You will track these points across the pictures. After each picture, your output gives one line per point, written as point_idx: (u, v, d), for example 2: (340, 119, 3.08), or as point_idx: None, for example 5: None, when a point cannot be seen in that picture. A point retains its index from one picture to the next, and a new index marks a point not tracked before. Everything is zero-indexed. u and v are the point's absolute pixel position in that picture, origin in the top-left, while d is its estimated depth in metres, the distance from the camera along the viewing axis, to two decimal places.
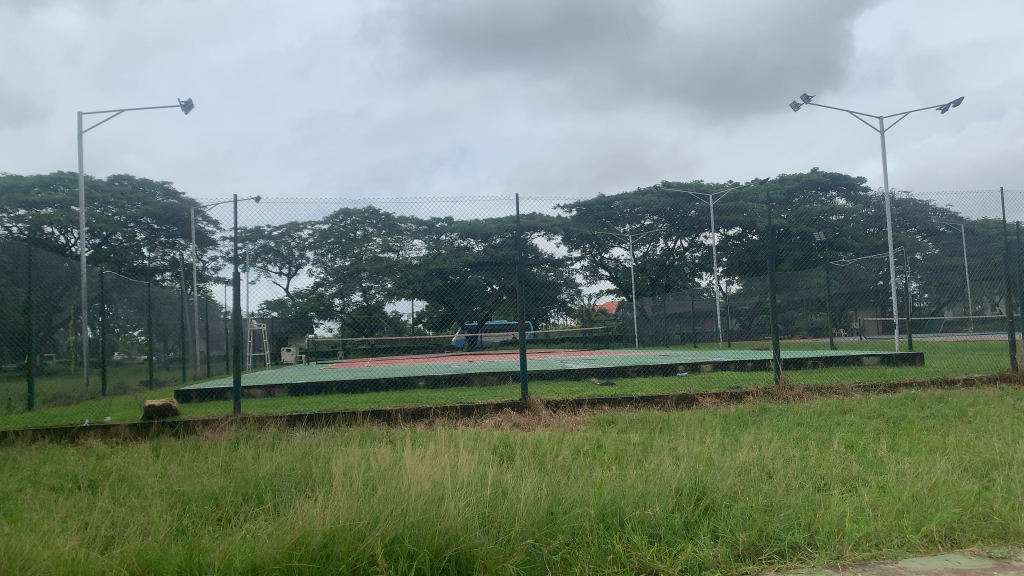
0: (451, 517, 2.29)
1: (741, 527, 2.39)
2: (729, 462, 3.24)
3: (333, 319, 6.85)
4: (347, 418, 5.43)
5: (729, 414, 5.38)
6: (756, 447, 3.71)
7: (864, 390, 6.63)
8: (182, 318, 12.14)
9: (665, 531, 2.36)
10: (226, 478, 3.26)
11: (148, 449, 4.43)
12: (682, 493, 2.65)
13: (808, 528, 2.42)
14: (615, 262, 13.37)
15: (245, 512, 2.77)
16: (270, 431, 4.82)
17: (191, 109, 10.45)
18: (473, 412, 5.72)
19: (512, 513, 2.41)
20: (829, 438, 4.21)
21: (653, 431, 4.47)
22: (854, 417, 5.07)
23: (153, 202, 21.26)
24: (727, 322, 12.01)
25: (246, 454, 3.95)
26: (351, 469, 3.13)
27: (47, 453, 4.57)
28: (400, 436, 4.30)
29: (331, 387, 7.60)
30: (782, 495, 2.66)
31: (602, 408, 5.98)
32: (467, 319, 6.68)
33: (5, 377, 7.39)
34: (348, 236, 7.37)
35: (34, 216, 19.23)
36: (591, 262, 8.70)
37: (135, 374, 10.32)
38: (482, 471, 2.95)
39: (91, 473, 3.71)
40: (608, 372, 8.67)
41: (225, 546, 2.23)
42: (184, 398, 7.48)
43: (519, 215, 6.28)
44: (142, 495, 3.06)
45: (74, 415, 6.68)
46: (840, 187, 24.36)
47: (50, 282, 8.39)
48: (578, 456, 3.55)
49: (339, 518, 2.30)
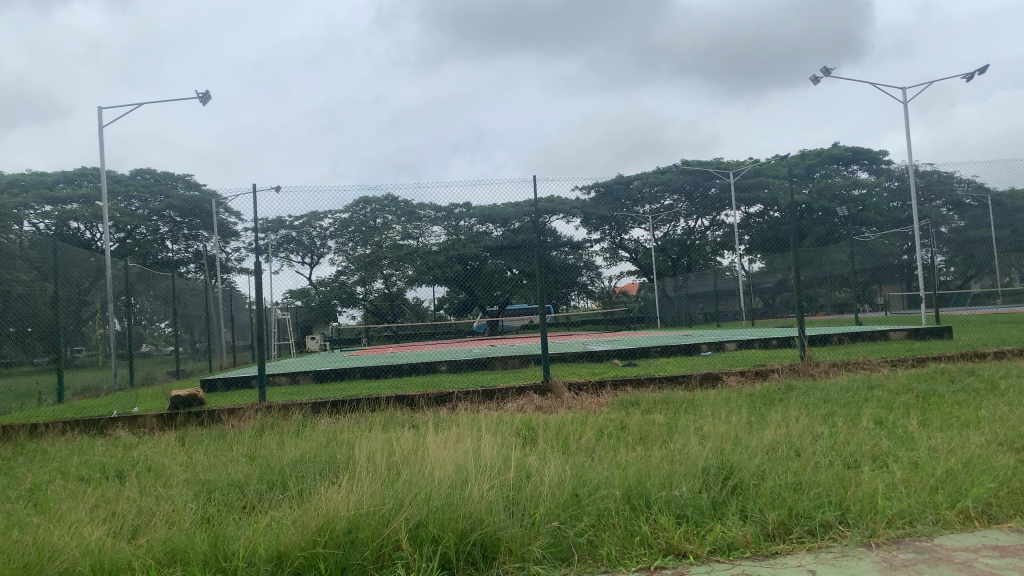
0: (474, 501, 2.27)
1: (771, 505, 2.34)
2: (756, 440, 3.19)
3: (356, 307, 6.73)
4: (371, 403, 5.44)
5: (754, 392, 5.32)
6: (784, 425, 3.65)
7: (891, 364, 6.55)
8: (206, 309, 12.23)
9: (693, 512, 2.32)
10: (251, 466, 3.27)
11: (175, 439, 4.45)
12: (710, 473, 2.61)
13: (839, 506, 2.37)
14: (635, 242, 13.27)
15: (268, 500, 2.77)
16: (295, 419, 4.84)
17: (208, 100, 10.47)
18: (496, 396, 5.71)
19: (536, 496, 2.38)
20: (858, 414, 4.15)
21: (678, 411, 4.43)
22: (881, 393, 5.00)
23: (176, 195, 21.40)
24: (751, 300, 11.89)
25: (270, 441, 3.97)
26: (374, 454, 3.12)
27: (77, 444, 4.62)
28: (424, 421, 4.29)
29: (354, 373, 7.62)
30: (812, 473, 2.61)
31: (625, 388, 5.95)
32: (488, 304, 6.79)
33: (35, 370, 7.46)
34: (368, 223, 6.97)
35: (60, 212, 19.43)
36: (611, 244, 8.64)
37: (162, 365, 10.42)
38: (506, 454, 2.93)
39: (118, 464, 3.74)
40: (631, 353, 8.63)
41: (250, 534, 2.22)
42: (209, 388, 7.53)
43: (536, 199, 6.14)
44: (168, 484, 3.07)
45: (102, 407, 6.74)
46: (863, 161, 24.00)
47: (77, 276, 8.46)
48: (603, 437, 3.52)
49: (362, 505, 2.28)
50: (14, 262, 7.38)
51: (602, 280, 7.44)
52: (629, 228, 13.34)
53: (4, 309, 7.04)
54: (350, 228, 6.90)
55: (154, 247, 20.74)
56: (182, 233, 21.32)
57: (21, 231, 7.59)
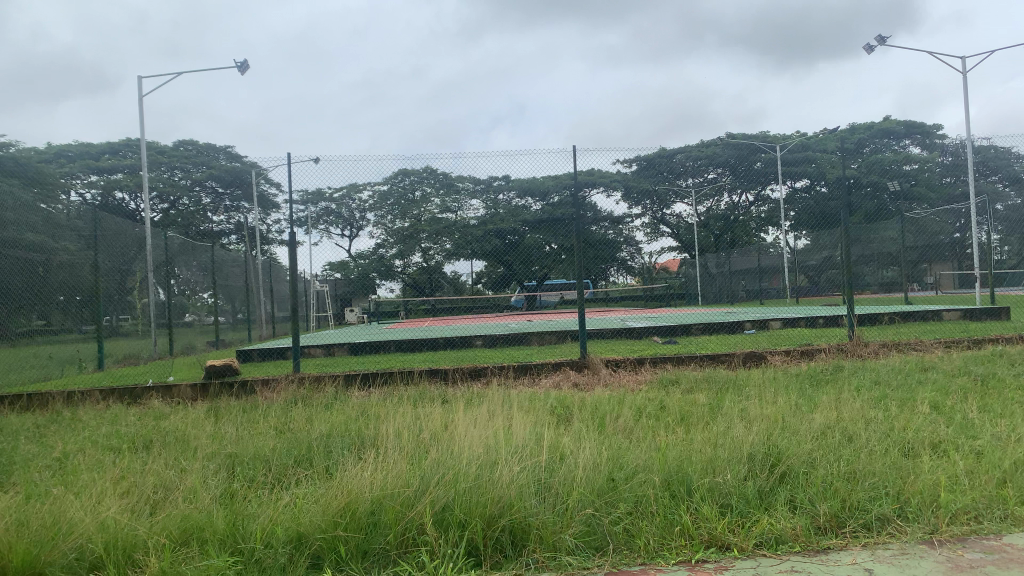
0: (504, 483, 2.15)
1: (822, 495, 2.18)
2: (804, 424, 3.02)
3: (394, 280, 6.74)
4: (405, 377, 5.36)
5: (801, 372, 5.11)
6: (835, 408, 3.46)
7: (946, 346, 6.26)
8: (246, 279, 12.29)
9: (738, 502, 2.16)
10: (279, 440, 3.20)
11: (207, 409, 4.42)
12: (756, 459, 2.44)
13: (898, 498, 2.19)
14: (676, 217, 13.01)
15: (294, 476, 2.69)
16: (327, 391, 4.78)
17: (247, 70, 10.43)
18: (531, 371, 5.58)
19: (570, 479, 2.25)
20: (912, 398, 3.93)
21: (720, 392, 4.26)
22: (936, 376, 4.76)
23: (219, 165, 21.61)
24: (796, 277, 11.55)
25: (301, 414, 3.90)
26: (403, 431, 3.02)
27: (112, 413, 4.62)
28: (459, 396, 4.18)
29: (389, 346, 7.54)
30: (867, 461, 2.43)
31: (665, 366, 5.78)
32: (526, 279, 6.46)
33: (76, 337, 7.53)
34: (407, 196, 7.20)
35: (106, 181, 19.77)
36: (652, 219, 8.43)
37: (203, 334, 10.51)
38: (538, 433, 2.80)
39: (148, 434, 3.70)
40: (671, 330, 8.42)
41: (270, 512, 2.13)
42: (246, 357, 7.52)
43: (576, 171, 5.92)
44: (194, 457, 3.01)
45: (140, 375, 6.77)
46: (915, 135, 23.15)
47: (120, 246, 8.49)
48: (642, 417, 3.38)
49: (387, 485, 2.18)
50: (58, 230, 7.42)
51: (642, 254, 7.28)
52: (670, 203, 13.06)
53: (47, 275, 7.07)
54: (389, 201, 7.17)
55: (197, 218, 21.08)
56: (224, 204, 21.56)
57: (65, 200, 7.60)
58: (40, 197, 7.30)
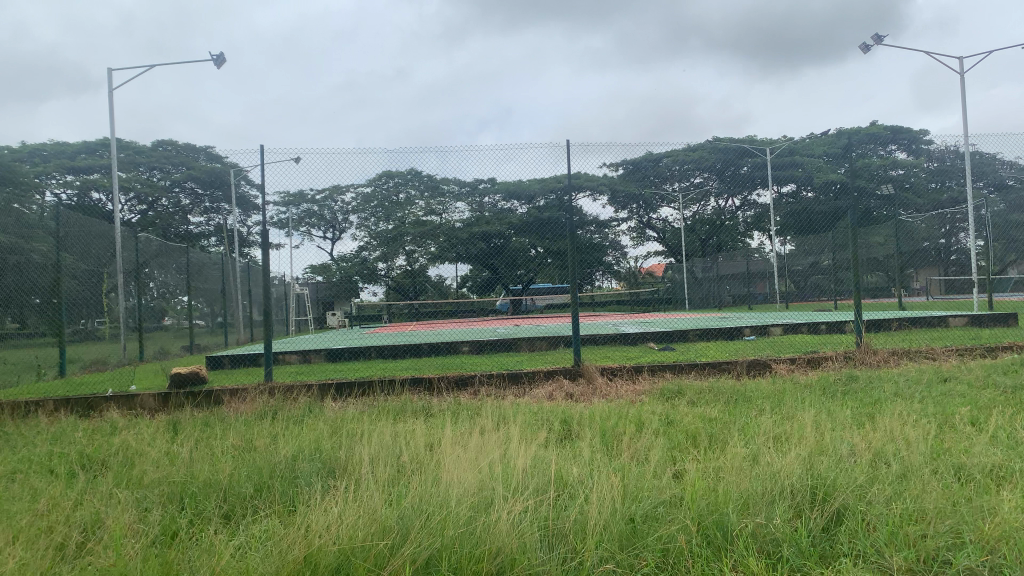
0: (503, 532, 1.75)
1: (889, 542, 1.80)
2: (844, 446, 2.63)
3: (377, 284, 6.26)
4: (385, 387, 4.95)
5: (813, 383, 4.72)
6: (871, 427, 3.07)
7: (959, 354, 5.91)
8: (224, 283, 11.74)
9: (792, 553, 1.76)
10: (239, 463, 2.80)
11: (167, 425, 3.97)
12: (799, 495, 2.07)
13: (984, 545, 1.80)
14: (663, 222, 12.67)
15: (253, 512, 2.28)
16: (302, 402, 4.35)
17: (223, 63, 9.96)
18: (522, 380, 5.16)
19: (581, 523, 1.86)
20: (947, 414, 3.52)
21: (729, 405, 3.90)
22: (958, 387, 4.41)
23: (198, 165, 20.97)
24: (785, 282, 11.24)
25: (266, 430, 3.49)
26: (382, 453, 2.62)
27: (59, 427, 4.14)
28: (445, 410, 3.77)
29: (371, 352, 7.11)
30: (938, 496, 2.05)
31: (664, 375, 5.40)
32: (512, 282, 6.09)
33: (35, 341, 6.88)
34: (391, 197, 6.68)
35: (82, 181, 19.21)
36: (640, 222, 8.01)
37: (178, 338, 9.96)
38: (540, 459, 2.41)
39: (93, 454, 3.26)
40: (666, 337, 8.02)
41: (215, 562, 1.74)
42: (216, 364, 7.05)
43: (568, 170, 5.68)
44: (139, 486, 2.60)
45: (101, 384, 6.23)
46: (901, 140, 22.87)
47: (87, 245, 7.90)
48: (655, 436, 2.99)
49: (358, 531, 1.79)
50: (28, 230, 6.91)
51: (628, 260, 6.70)
52: (658, 207, 12.74)
53: (6, 275, 6.50)
54: (373, 203, 6.72)
55: (175, 220, 20.60)
56: (204, 205, 21.04)
57: (39, 200, 7.15)
58: None
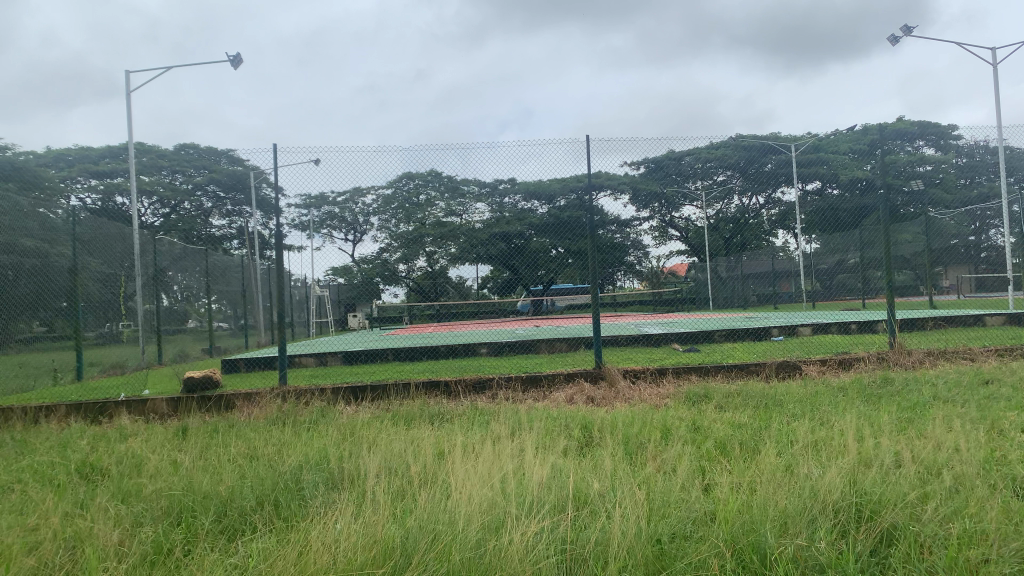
0: (516, 560, 1.59)
1: (948, 568, 1.62)
2: (886, 455, 2.43)
3: (398, 285, 6.04)
4: (401, 391, 4.79)
5: (846, 385, 4.52)
6: (912, 433, 2.87)
7: (998, 355, 5.65)
8: (244, 286, 11.69)
9: None
10: (242, 472, 2.66)
11: (176, 431, 3.85)
12: (842, 514, 1.89)
13: None
14: (687, 220, 12.41)
15: (251, 528, 2.14)
16: (316, 407, 4.22)
17: (240, 63, 9.88)
18: (542, 383, 5.00)
19: (603, 545, 1.70)
20: (993, 418, 3.31)
21: (759, 409, 3.71)
22: (1001, 389, 4.17)
23: (218, 168, 21.11)
24: (811, 280, 10.95)
25: (274, 438, 3.34)
26: (390, 465, 2.46)
27: (68, 434, 4.03)
28: (462, 416, 3.62)
29: (387, 355, 6.92)
30: (999, 515, 1.86)
31: (689, 377, 5.21)
32: (532, 283, 6.05)
33: (51, 344, 6.72)
34: (411, 198, 6.47)
35: (106, 185, 19.34)
36: (661, 221, 7.79)
37: (198, 341, 9.89)
38: (559, 471, 2.24)
39: (93, 463, 3.13)
40: (691, 338, 7.84)
41: None
42: (232, 368, 6.97)
43: (589, 170, 5.50)
44: (136, 498, 2.46)
45: (116, 388, 6.15)
46: (928, 135, 22.49)
47: (109, 246, 7.82)
48: (683, 444, 2.81)
49: (358, 554, 1.64)
50: (51, 234, 6.90)
51: (650, 260, 6.50)
52: (680, 206, 12.58)
53: (22, 279, 6.38)
54: (394, 205, 6.60)
55: (197, 223, 20.67)
56: (225, 207, 21.11)
57: (63, 204, 7.14)
58: (38, 201, 6.86)
